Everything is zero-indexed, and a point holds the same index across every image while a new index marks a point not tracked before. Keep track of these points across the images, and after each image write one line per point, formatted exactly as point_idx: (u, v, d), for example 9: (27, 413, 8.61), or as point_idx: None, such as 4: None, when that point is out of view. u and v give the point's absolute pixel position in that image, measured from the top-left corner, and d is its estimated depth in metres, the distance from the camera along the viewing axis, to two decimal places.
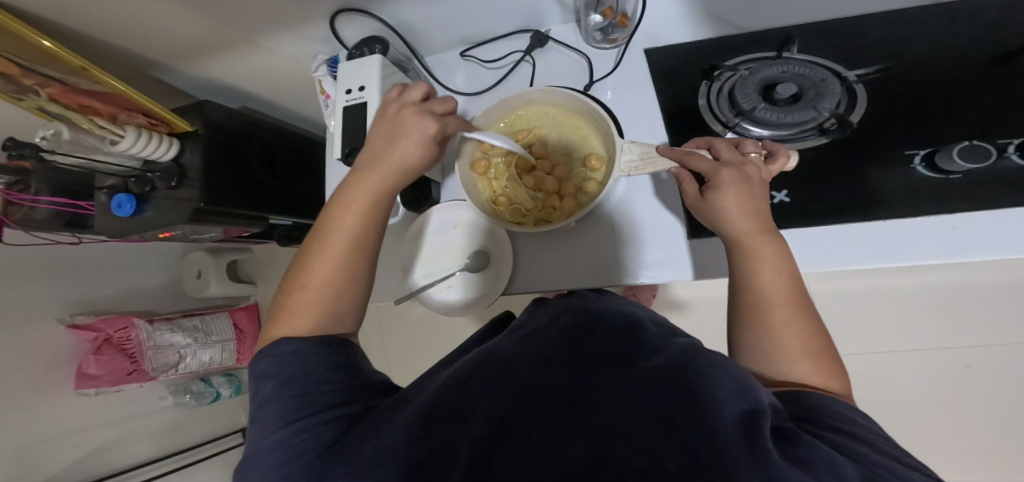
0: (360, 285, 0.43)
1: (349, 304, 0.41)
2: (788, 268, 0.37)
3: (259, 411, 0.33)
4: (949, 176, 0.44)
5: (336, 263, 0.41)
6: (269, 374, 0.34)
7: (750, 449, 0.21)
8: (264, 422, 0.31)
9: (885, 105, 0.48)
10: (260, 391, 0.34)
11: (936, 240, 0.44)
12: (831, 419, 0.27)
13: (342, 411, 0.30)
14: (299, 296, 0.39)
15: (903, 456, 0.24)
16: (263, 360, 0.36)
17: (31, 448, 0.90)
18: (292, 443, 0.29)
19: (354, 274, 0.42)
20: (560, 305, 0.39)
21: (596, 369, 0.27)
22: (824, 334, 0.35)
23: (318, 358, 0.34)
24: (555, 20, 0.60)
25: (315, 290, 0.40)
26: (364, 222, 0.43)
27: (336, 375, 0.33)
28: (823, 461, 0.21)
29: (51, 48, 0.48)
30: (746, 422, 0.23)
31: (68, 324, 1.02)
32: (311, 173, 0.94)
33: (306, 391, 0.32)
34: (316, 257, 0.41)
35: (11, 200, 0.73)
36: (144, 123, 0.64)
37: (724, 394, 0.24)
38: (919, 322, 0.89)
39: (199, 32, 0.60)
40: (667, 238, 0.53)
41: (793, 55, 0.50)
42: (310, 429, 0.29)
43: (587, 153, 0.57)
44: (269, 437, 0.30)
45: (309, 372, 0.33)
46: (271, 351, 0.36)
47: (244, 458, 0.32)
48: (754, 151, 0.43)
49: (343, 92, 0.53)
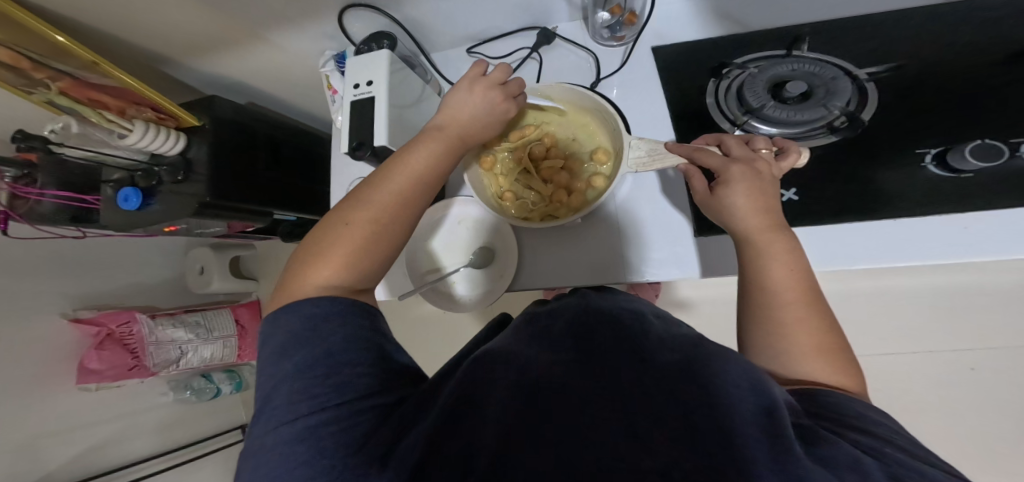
0: (391, 249, 0.42)
1: (375, 264, 0.41)
2: (800, 265, 0.37)
3: (276, 391, 0.31)
4: (960, 175, 0.44)
5: (386, 221, 0.41)
6: (289, 352, 0.33)
7: (774, 447, 0.21)
8: (286, 408, 0.30)
9: (896, 103, 0.47)
10: (281, 366, 0.32)
11: (948, 240, 0.44)
12: (849, 416, 0.27)
13: (373, 401, 0.29)
14: (341, 245, 0.39)
15: (922, 453, 0.24)
16: (284, 324, 0.35)
17: (33, 442, 0.90)
18: (323, 433, 0.27)
19: (390, 235, 0.41)
20: (563, 301, 0.38)
21: (612, 364, 0.27)
22: (837, 333, 0.35)
23: (354, 337, 0.33)
24: (562, 17, 0.60)
25: (350, 244, 0.39)
26: (424, 184, 0.44)
27: (368, 358, 0.32)
28: (847, 459, 0.21)
29: (65, 43, 0.48)
30: (763, 422, 0.23)
31: (71, 318, 1.03)
32: (317, 169, 0.94)
33: (338, 374, 0.31)
34: (366, 207, 0.41)
35: (18, 194, 0.74)
36: (153, 117, 0.64)
37: (741, 390, 0.24)
38: (925, 325, 0.88)
39: (209, 28, 0.60)
40: (674, 235, 0.53)
41: (803, 54, 0.50)
42: (343, 418, 0.28)
43: (594, 149, 0.57)
44: (291, 426, 0.28)
45: (341, 352, 0.32)
46: (299, 311, 0.35)
47: (253, 444, 0.30)
48: (765, 148, 0.42)
49: (351, 86, 0.53)
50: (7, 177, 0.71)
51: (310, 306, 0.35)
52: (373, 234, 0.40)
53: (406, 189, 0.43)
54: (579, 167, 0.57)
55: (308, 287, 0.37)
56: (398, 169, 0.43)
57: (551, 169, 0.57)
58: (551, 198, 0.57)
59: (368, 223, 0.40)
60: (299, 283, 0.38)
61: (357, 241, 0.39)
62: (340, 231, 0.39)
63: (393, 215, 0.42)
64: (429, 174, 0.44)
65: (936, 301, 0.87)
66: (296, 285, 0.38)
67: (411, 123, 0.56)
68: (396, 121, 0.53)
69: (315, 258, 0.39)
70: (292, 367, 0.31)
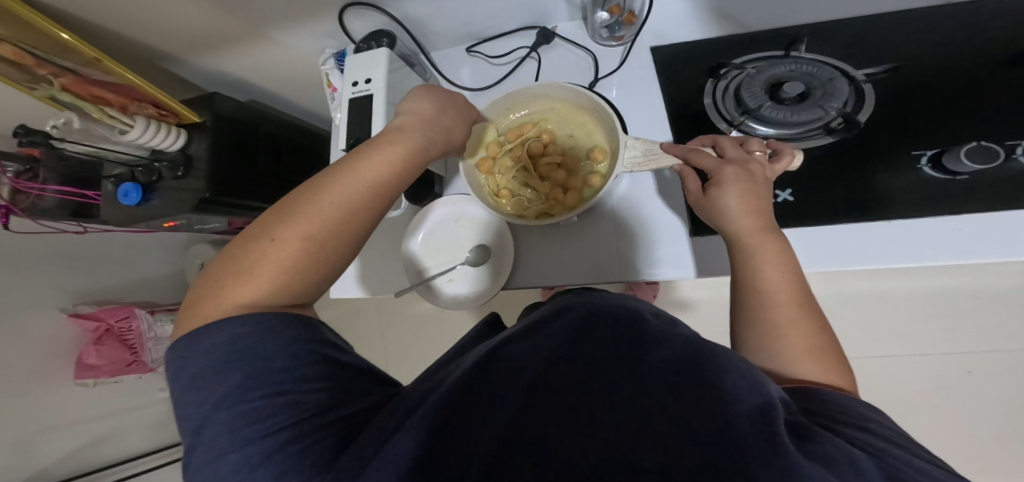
0: (331, 265, 0.38)
1: (311, 281, 0.37)
2: (791, 267, 0.37)
3: (235, 403, 0.28)
4: (955, 177, 0.44)
5: (329, 234, 0.37)
6: (227, 373, 0.30)
7: (766, 442, 0.21)
8: (231, 433, 0.27)
9: (894, 105, 0.47)
10: (237, 380, 0.29)
11: (941, 242, 0.44)
12: (844, 414, 0.27)
13: (331, 418, 0.28)
14: (271, 259, 0.35)
15: (916, 448, 0.24)
16: (211, 343, 0.32)
17: (33, 436, 0.91)
18: (280, 456, 0.26)
19: (331, 249, 0.38)
20: (559, 301, 0.37)
21: (606, 367, 0.26)
22: (829, 333, 0.35)
23: (297, 350, 0.32)
24: (561, 17, 0.60)
25: (279, 254, 0.35)
26: (376, 196, 0.40)
27: (320, 371, 0.31)
28: (842, 454, 0.22)
29: (70, 40, 0.49)
30: (759, 419, 0.23)
31: (71, 312, 1.02)
32: (317, 166, 0.94)
33: (287, 393, 0.29)
34: (303, 218, 0.37)
35: (20, 189, 0.74)
36: (154, 114, 0.65)
37: (735, 388, 0.24)
38: (922, 328, 0.89)
39: (212, 25, 0.61)
40: (669, 235, 0.53)
41: (801, 55, 0.50)
42: (300, 438, 0.27)
43: (591, 148, 0.57)
44: (241, 450, 0.27)
45: (289, 369, 0.30)
46: (231, 327, 0.32)
47: (201, 471, 0.28)
48: (758, 150, 0.42)
49: (350, 84, 0.53)
50: (9, 172, 0.71)
51: (247, 324, 0.32)
52: (312, 249, 0.36)
53: (354, 201, 0.39)
54: (574, 166, 0.57)
55: (230, 306, 0.34)
56: (344, 178, 0.39)
57: (549, 167, 0.57)
58: (547, 197, 0.56)
59: (306, 237, 0.36)
60: (222, 298, 0.34)
61: (288, 253, 0.36)
62: (270, 243, 0.36)
63: (337, 227, 0.38)
64: (383, 187, 0.41)
65: (933, 303, 0.88)
66: (219, 301, 0.34)
67: None
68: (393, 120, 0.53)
69: (236, 269, 0.35)
70: (230, 388, 0.29)
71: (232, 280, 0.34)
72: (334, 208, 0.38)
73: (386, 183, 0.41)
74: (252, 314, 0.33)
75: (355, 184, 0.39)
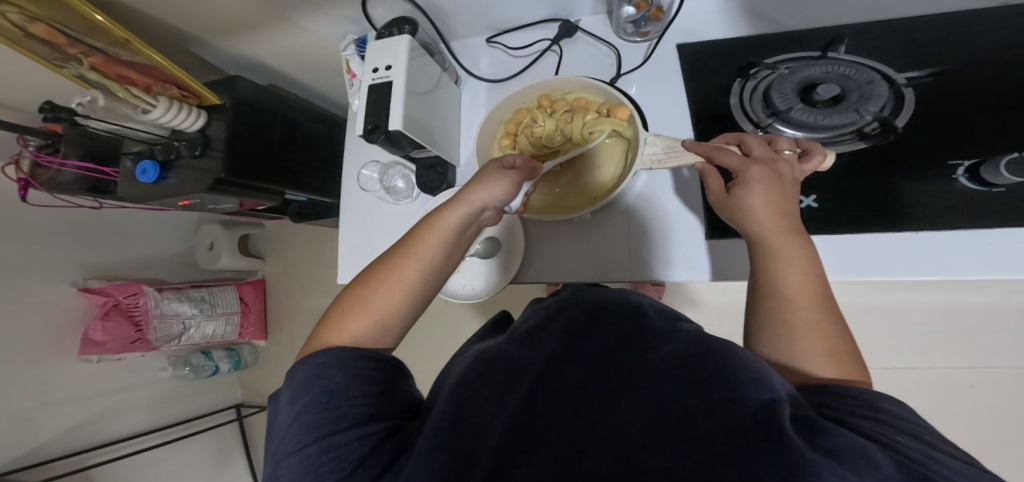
0: (414, 308, 0.42)
1: (399, 320, 0.40)
2: (814, 271, 0.36)
3: (290, 426, 0.31)
4: (993, 190, 0.43)
5: (403, 280, 0.41)
6: (293, 401, 0.32)
7: (763, 445, 0.19)
8: (295, 437, 0.29)
9: (928, 112, 0.46)
10: (295, 405, 0.32)
11: (969, 254, 0.42)
12: (860, 407, 0.26)
13: (372, 427, 0.28)
14: (364, 306, 0.39)
15: (948, 448, 0.22)
16: (291, 379, 0.34)
17: (27, 411, 0.91)
18: (327, 461, 0.27)
19: (418, 294, 0.41)
20: (553, 300, 0.35)
21: (615, 372, 0.25)
22: (849, 336, 0.34)
23: (354, 369, 0.33)
24: (586, 10, 0.60)
25: (372, 302, 0.39)
26: (441, 247, 0.43)
27: (368, 388, 0.31)
28: (854, 450, 0.20)
29: (103, 22, 0.50)
30: (765, 411, 0.21)
31: (81, 287, 1.04)
32: (333, 153, 0.94)
33: (338, 406, 0.30)
34: (385, 274, 0.41)
35: (41, 163, 0.75)
36: (177, 95, 0.64)
37: (744, 380, 0.23)
38: (927, 340, 0.88)
39: (236, 8, 0.61)
40: (684, 237, 0.51)
41: (839, 56, 0.48)
42: (340, 446, 0.27)
43: (575, 98, 0.57)
44: (301, 455, 0.28)
45: (345, 388, 0.31)
46: (295, 374, 0.34)
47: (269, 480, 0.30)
48: (788, 149, 0.41)
49: (370, 70, 0.52)
50: (32, 146, 0.74)
51: (306, 364, 0.34)
52: (381, 299, 0.40)
53: (422, 255, 0.42)
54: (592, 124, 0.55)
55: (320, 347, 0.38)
56: (412, 236, 0.43)
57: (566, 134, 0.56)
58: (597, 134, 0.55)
59: (372, 290, 0.40)
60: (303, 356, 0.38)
61: (382, 300, 0.39)
62: (362, 295, 0.40)
63: (399, 280, 0.41)
64: (444, 238, 0.43)
65: (938, 317, 0.88)
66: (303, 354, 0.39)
67: (427, 110, 0.55)
68: (412, 108, 0.52)
69: (336, 317, 0.39)
70: (294, 410, 0.31)
71: (325, 328, 0.39)
72: (417, 259, 0.42)
73: (444, 238, 0.43)
74: (309, 358, 0.35)
75: (432, 236, 0.43)
